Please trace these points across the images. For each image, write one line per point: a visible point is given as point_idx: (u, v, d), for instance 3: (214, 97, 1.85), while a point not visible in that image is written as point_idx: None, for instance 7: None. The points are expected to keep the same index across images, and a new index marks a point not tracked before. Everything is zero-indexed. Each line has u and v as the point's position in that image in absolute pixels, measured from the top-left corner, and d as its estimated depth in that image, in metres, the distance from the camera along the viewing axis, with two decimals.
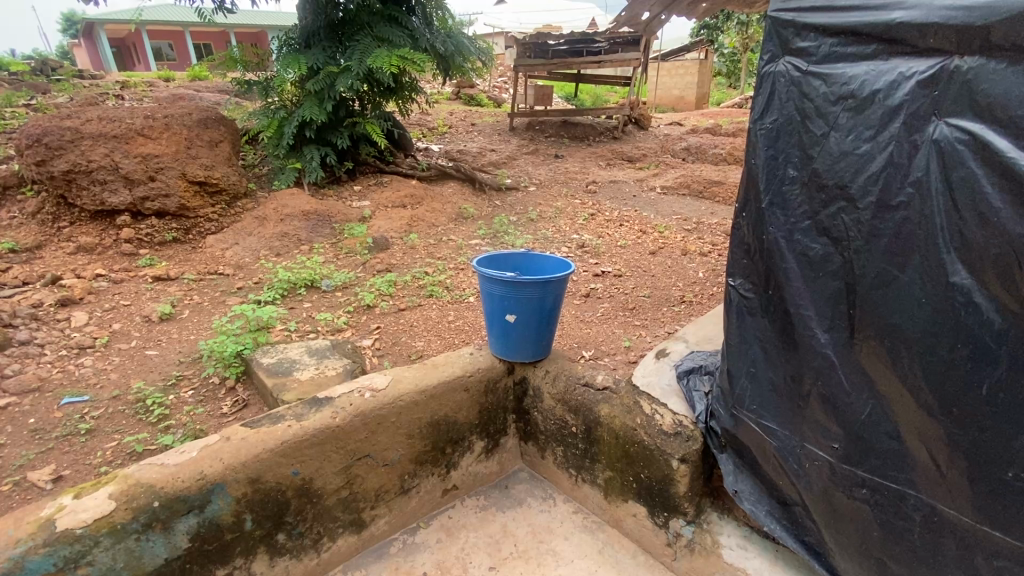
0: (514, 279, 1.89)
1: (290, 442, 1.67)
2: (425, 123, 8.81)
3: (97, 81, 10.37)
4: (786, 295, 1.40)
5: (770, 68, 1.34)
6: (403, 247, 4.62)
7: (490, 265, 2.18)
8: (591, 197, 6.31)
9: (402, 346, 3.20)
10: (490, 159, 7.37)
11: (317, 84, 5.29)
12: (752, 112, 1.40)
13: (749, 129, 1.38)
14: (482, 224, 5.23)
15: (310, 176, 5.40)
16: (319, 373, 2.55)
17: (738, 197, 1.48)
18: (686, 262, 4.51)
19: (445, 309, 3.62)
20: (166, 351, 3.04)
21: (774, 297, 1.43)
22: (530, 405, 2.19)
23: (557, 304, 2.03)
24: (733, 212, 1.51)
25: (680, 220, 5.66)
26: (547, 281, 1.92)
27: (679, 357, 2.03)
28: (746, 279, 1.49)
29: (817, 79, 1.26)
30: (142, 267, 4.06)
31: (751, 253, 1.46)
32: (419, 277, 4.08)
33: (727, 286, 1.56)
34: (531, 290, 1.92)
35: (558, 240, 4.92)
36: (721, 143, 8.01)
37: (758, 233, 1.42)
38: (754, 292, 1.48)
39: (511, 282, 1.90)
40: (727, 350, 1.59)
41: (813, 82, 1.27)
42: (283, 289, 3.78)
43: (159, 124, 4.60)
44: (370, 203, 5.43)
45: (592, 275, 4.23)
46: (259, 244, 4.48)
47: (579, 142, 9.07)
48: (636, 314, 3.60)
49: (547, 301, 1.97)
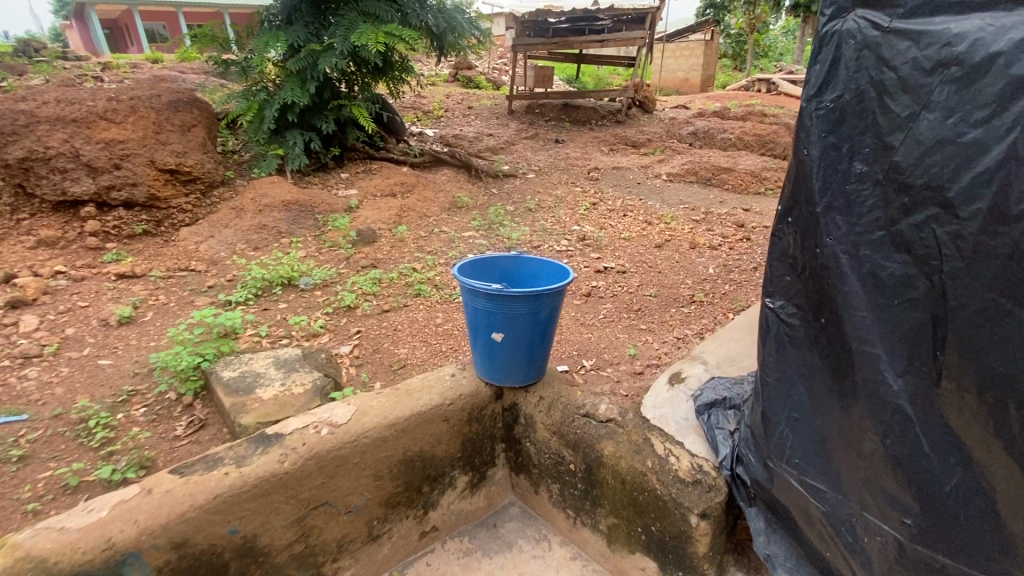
0: (501, 290, 1.60)
1: (224, 497, 1.38)
2: (420, 106, 8.45)
3: (81, 63, 10.02)
4: (845, 327, 1.08)
5: (837, 27, 1.01)
6: (391, 240, 4.31)
7: (475, 273, 1.90)
8: (594, 185, 5.96)
9: (383, 354, 2.90)
10: (487, 144, 7.02)
11: (298, 64, 4.92)
12: (806, 87, 1.07)
13: (803, 109, 1.06)
14: (477, 214, 4.91)
15: (293, 163, 5.05)
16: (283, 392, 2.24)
17: (784, 197, 1.16)
18: (695, 258, 4.22)
19: (432, 311, 3.32)
20: (121, 359, 2.75)
21: (828, 328, 1.12)
22: (521, 434, 1.87)
23: (554, 318, 1.72)
24: (777, 216, 1.19)
25: (688, 210, 5.36)
26: (540, 294, 1.62)
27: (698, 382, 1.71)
28: (792, 303, 1.19)
29: (904, 41, 0.93)
30: (107, 263, 3.75)
31: (799, 271, 1.15)
32: (407, 273, 3.77)
33: (766, 309, 1.25)
34: (522, 305, 1.63)
35: (558, 232, 4.60)
36: (730, 128, 7.67)
37: (806, 246, 1.12)
38: (802, 319, 1.17)
39: (497, 294, 1.60)
40: (762, 387, 1.28)
41: (898, 45, 0.94)
42: (257, 288, 3.49)
43: (124, 107, 4.28)
44: (358, 191, 5.11)
45: (593, 271, 3.91)
46: (235, 237, 4.17)
47: (581, 125, 8.67)
48: (641, 317, 3.31)
49: (541, 315, 1.67)
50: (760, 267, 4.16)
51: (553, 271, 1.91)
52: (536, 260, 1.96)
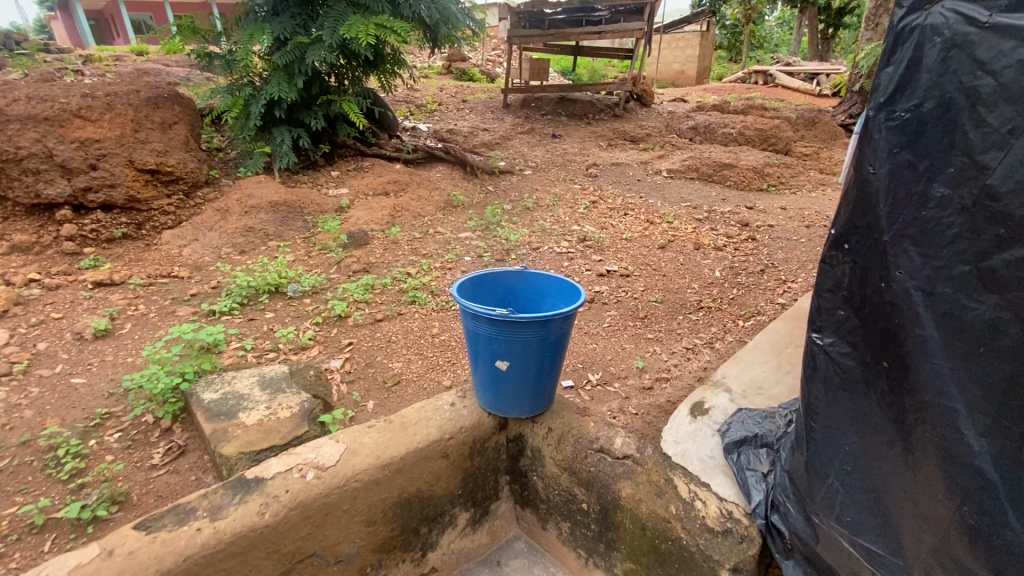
0: (506, 317, 1.43)
1: (196, 558, 1.22)
2: (413, 100, 8.23)
3: (60, 56, 9.68)
4: (922, 383, 1.11)
5: (918, 35, 1.05)
6: (384, 242, 4.13)
7: (476, 290, 1.77)
8: (593, 182, 5.79)
9: (376, 369, 2.74)
10: (482, 139, 6.81)
11: (285, 58, 4.71)
12: (879, 97, 1.12)
13: (877, 122, 1.11)
14: (473, 214, 4.73)
15: (281, 161, 4.85)
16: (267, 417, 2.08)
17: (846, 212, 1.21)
18: (700, 259, 4.08)
19: (428, 320, 3.16)
20: (96, 378, 2.56)
21: (899, 381, 1.16)
22: (528, 467, 1.73)
23: (564, 346, 1.56)
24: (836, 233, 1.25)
25: (690, 208, 5.20)
26: (549, 319, 1.46)
27: (723, 415, 1.67)
28: (854, 351, 1.22)
29: (993, 55, 0.98)
30: (84, 270, 3.55)
31: (864, 316, 1.20)
32: (401, 279, 3.59)
33: (825, 356, 1.27)
34: (527, 332, 1.47)
35: (558, 232, 4.43)
36: (730, 123, 7.51)
37: (863, 286, 1.19)
38: (867, 370, 1.21)
39: (501, 320, 1.44)
40: (816, 437, 1.30)
41: (984, 59, 0.99)
42: (243, 296, 3.31)
43: (99, 103, 4.05)
44: (349, 190, 4.91)
45: (596, 275, 3.75)
46: (220, 240, 3.98)
47: (578, 119, 8.47)
48: (647, 325, 3.16)
49: (549, 343, 1.51)
50: (767, 269, 4.03)
51: (564, 290, 1.75)
52: (546, 277, 1.80)
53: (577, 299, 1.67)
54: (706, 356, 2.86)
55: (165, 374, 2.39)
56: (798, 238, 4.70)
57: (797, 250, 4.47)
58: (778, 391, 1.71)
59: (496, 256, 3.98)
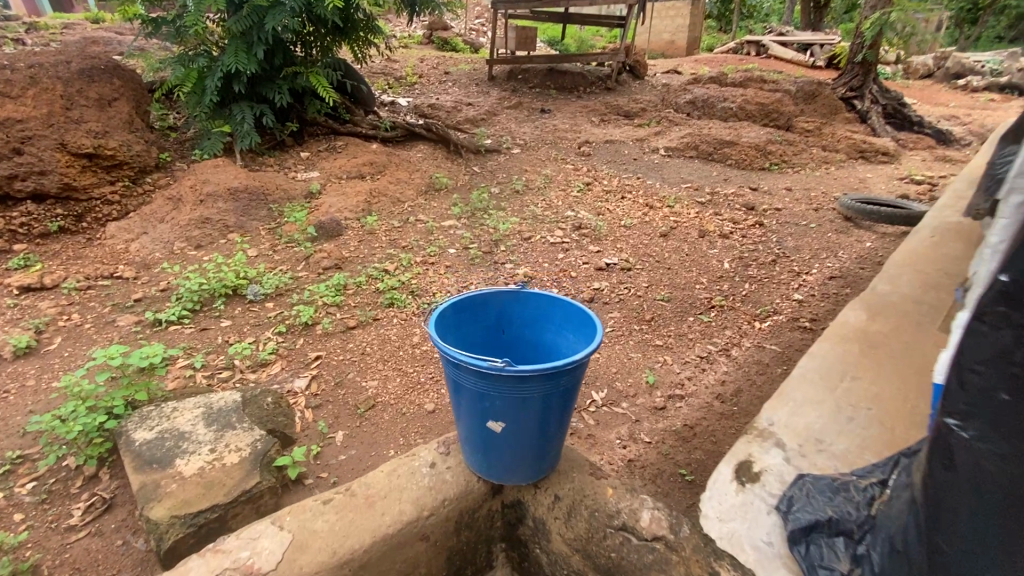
0: (504, 369, 1.08)
1: None
2: (391, 72, 7.66)
3: (4, 24, 8.86)
4: None
5: None
6: (359, 232, 3.70)
7: (462, 320, 1.42)
8: (586, 161, 5.37)
9: (348, 389, 2.37)
10: (466, 115, 6.32)
11: (241, 23, 4.16)
12: None
13: None
14: (458, 199, 4.30)
15: (242, 142, 4.35)
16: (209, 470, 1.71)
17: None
18: (706, 249, 3.74)
19: (408, 327, 2.79)
20: (12, 409, 2.16)
21: None
22: (528, 539, 1.47)
23: (575, 399, 1.22)
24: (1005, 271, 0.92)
25: (692, 190, 4.84)
26: (558, 372, 1.12)
27: (778, 483, 1.40)
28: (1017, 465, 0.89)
29: None
30: (12, 272, 3.10)
31: None
32: (377, 277, 3.19)
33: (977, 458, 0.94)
34: (530, 389, 1.13)
35: (551, 219, 4.03)
36: (730, 96, 7.09)
37: None
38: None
39: (497, 373, 1.08)
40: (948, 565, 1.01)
41: None
42: (195, 300, 2.90)
43: (21, 77, 3.61)
44: (320, 173, 4.44)
45: (594, 269, 3.38)
46: (172, 234, 3.53)
47: (568, 93, 7.97)
48: (654, 328, 2.83)
49: (557, 399, 1.17)
50: (779, 259, 3.70)
51: (574, 320, 1.39)
52: (549, 303, 1.44)
53: (593, 336, 1.31)
54: (722, 366, 2.55)
55: (85, 409, 1.97)
56: (807, 223, 4.37)
57: (808, 236, 4.14)
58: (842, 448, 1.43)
59: (483, 247, 3.58)
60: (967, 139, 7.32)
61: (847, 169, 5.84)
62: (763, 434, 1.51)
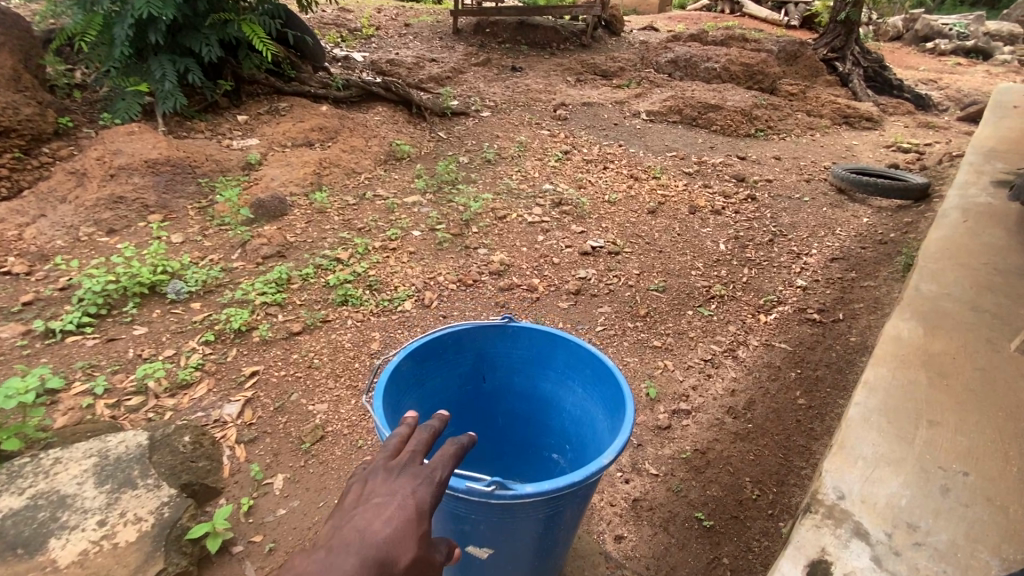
0: (508, 493, 1.02)
1: None
2: (343, 23, 6.84)
3: None
4: None
5: None
6: (307, 212, 3.17)
7: (439, 368, 1.45)
8: (562, 126, 4.88)
9: (292, 416, 1.94)
10: (429, 72, 5.68)
11: None
12: None
13: None
14: (422, 169, 3.79)
15: (165, 104, 3.69)
16: (93, 562, 1.38)
17: None
18: (699, 227, 3.38)
19: (364, 332, 2.35)
20: None
21: None
22: None
23: (580, 506, 1.20)
24: None
25: (677, 159, 4.45)
26: (559, 497, 1.09)
27: None
28: None
29: None
30: None
31: None
32: (328, 267, 2.70)
33: None
34: (527, 512, 1.09)
35: (528, 193, 3.58)
36: (714, 55, 6.63)
37: None
38: None
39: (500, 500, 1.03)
40: None
41: None
42: (101, 302, 2.37)
43: None
44: (260, 140, 3.84)
45: (580, 253, 2.98)
46: (77, 216, 2.94)
47: (540, 50, 7.34)
48: (651, 326, 2.48)
49: (560, 513, 1.15)
50: (777, 239, 3.38)
51: (586, 375, 1.43)
52: (553, 349, 1.47)
53: (608, 400, 1.36)
54: (730, 372, 2.24)
55: None
56: (800, 195, 4.06)
57: (804, 211, 3.84)
58: (946, 540, 1.11)
59: (452, 228, 3.11)
60: (945, 104, 7.11)
61: (834, 135, 5.55)
62: (834, 513, 1.16)
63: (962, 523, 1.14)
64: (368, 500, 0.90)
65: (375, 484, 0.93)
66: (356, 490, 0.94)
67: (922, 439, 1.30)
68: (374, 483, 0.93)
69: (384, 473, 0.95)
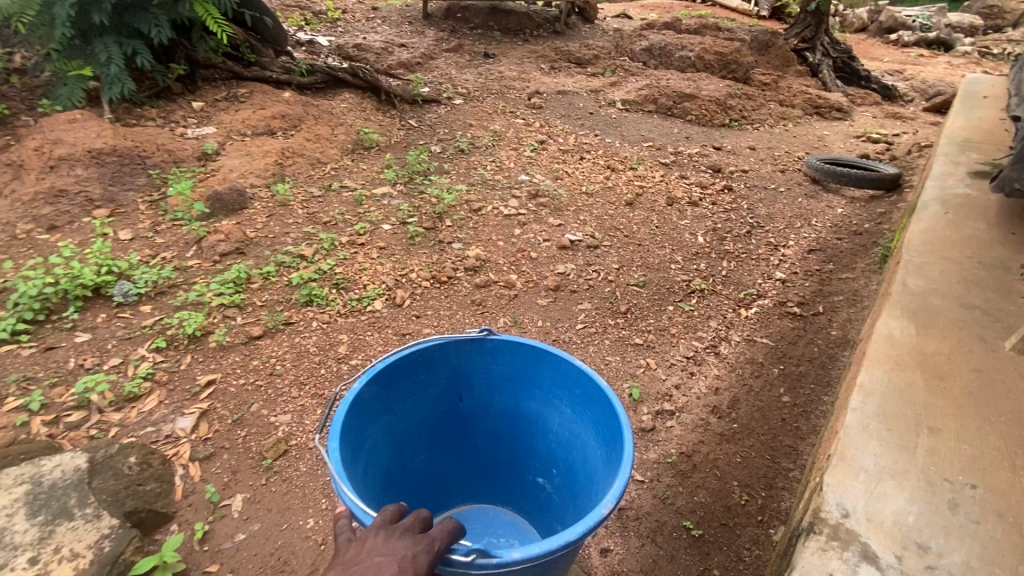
0: (491, 563, 0.95)
1: None
2: (307, 5, 6.52)
3: None
4: None
5: None
6: (269, 205, 2.98)
7: (411, 388, 1.37)
8: (537, 115, 4.75)
9: (251, 430, 1.79)
10: (398, 57, 5.45)
11: None
12: None
13: None
14: (391, 159, 3.62)
15: (111, 89, 3.42)
16: None
17: None
18: (677, 219, 3.32)
19: (330, 335, 2.20)
20: None
21: None
22: None
23: (568, 560, 1.13)
24: None
25: (654, 149, 4.38)
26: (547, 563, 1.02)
27: None
28: None
29: None
30: None
31: None
32: (291, 264, 2.53)
33: None
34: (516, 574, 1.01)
35: (504, 184, 3.45)
36: (688, 43, 6.57)
37: None
38: None
39: (482, 571, 0.96)
40: None
41: None
42: (37, 307, 2.16)
43: None
44: (217, 128, 3.60)
45: (557, 247, 2.88)
46: (11, 212, 2.70)
47: (513, 36, 7.16)
48: (632, 323, 2.40)
49: (551, 569, 1.07)
50: (754, 230, 3.34)
51: (575, 397, 1.34)
52: (538, 368, 1.38)
53: (598, 423, 1.29)
54: (714, 369, 2.19)
55: None
56: (776, 186, 4.05)
57: (780, 201, 3.82)
58: (960, 561, 1.06)
59: (424, 222, 2.97)
60: (911, 95, 7.24)
61: (806, 125, 5.57)
62: (840, 535, 1.10)
63: (977, 540, 1.10)
64: (367, 559, 0.89)
65: (376, 542, 0.91)
66: (355, 547, 0.92)
67: (924, 451, 1.26)
68: (374, 542, 0.91)
69: (385, 531, 0.93)
